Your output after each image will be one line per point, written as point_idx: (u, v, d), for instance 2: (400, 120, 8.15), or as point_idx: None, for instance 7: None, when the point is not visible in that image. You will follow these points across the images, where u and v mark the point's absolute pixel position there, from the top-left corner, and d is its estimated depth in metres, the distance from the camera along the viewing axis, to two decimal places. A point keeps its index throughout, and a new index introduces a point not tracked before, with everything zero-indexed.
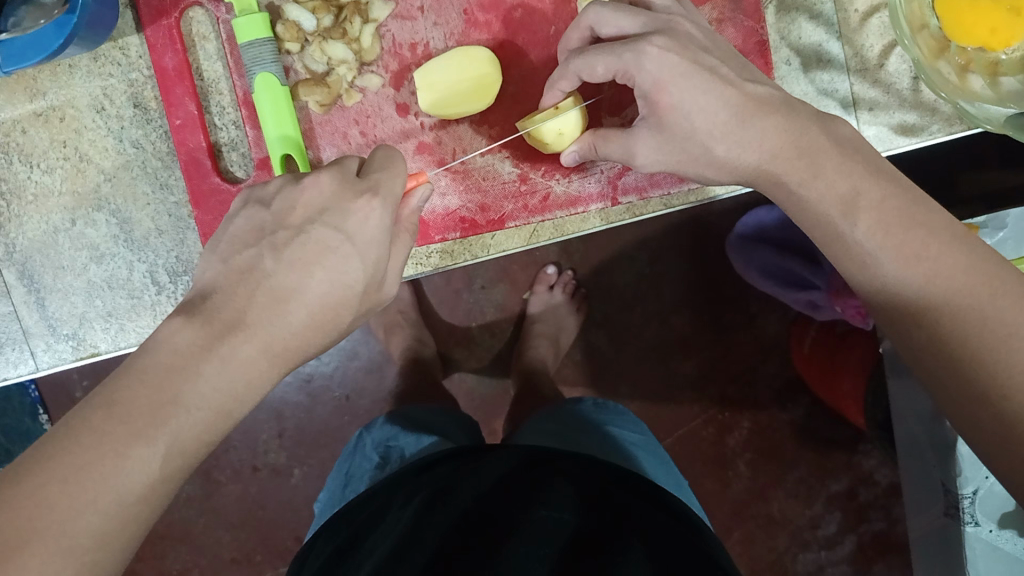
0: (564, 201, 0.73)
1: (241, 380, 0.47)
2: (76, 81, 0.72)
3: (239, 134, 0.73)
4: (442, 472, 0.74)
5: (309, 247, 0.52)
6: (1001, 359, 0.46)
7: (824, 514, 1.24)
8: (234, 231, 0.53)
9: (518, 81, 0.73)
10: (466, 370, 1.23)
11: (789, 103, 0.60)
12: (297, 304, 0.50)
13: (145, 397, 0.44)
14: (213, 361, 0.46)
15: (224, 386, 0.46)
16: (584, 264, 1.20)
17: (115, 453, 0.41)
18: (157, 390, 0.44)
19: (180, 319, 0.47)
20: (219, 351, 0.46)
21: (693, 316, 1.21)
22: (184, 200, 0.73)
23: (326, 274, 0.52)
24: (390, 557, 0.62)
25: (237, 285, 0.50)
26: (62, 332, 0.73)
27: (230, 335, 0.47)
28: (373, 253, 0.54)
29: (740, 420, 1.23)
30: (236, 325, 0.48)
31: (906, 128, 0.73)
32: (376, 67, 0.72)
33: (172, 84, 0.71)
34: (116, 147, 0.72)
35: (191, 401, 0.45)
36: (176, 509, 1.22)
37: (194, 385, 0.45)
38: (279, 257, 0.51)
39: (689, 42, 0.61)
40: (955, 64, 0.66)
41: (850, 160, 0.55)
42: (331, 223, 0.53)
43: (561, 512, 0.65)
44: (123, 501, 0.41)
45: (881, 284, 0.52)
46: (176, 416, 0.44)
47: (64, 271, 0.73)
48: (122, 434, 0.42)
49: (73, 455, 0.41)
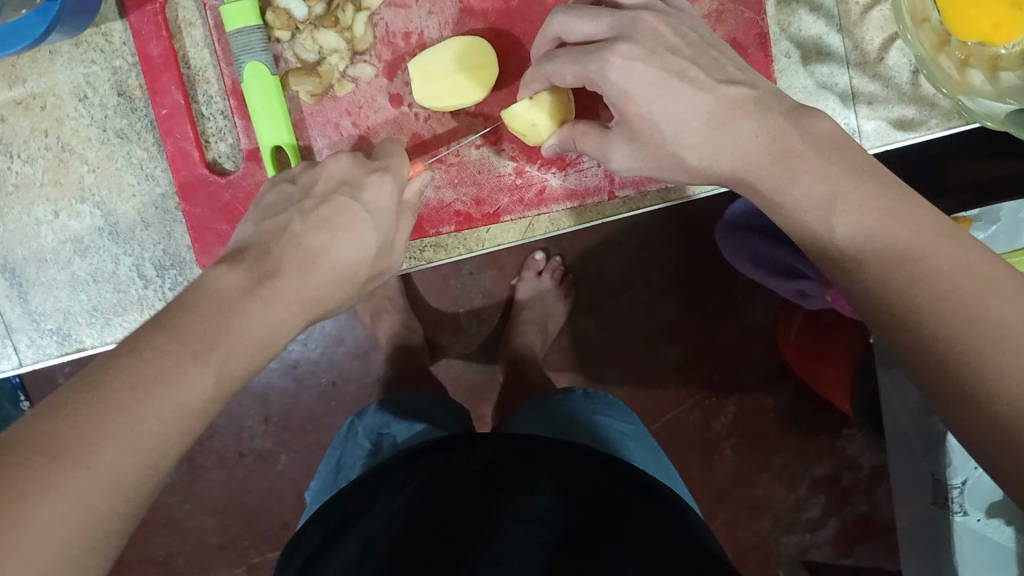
0: (559, 195, 0.72)
1: (272, 324, 0.49)
2: (58, 68, 0.70)
3: (227, 123, 0.71)
4: (434, 458, 0.73)
5: (334, 211, 0.57)
6: (990, 362, 0.42)
7: (807, 498, 1.24)
8: (267, 202, 0.59)
9: (514, 71, 0.72)
10: (453, 356, 1.23)
11: (761, 104, 0.58)
12: (324, 261, 0.55)
13: (198, 324, 0.45)
14: (255, 302, 0.49)
15: (265, 325, 0.48)
16: (571, 250, 1.20)
17: (179, 366, 0.42)
18: (210, 321, 0.45)
19: (225, 267, 0.50)
20: (260, 293, 0.49)
21: (680, 303, 1.21)
22: (171, 191, 0.71)
23: (346, 237, 0.57)
24: (382, 543, 0.62)
25: (268, 252, 0.53)
26: (47, 327, 0.72)
27: (266, 283, 0.50)
28: (385, 221, 0.60)
29: (725, 405, 1.24)
30: (271, 275, 0.51)
31: (905, 122, 0.73)
32: (370, 56, 0.70)
33: (158, 71, 0.68)
34: (99, 137, 0.70)
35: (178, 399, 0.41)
36: (161, 494, 1.21)
37: (240, 319, 0.47)
38: (305, 220, 0.56)
39: (656, 45, 0.60)
40: (955, 58, 0.66)
41: (827, 162, 0.54)
42: (350, 195, 0.59)
43: (552, 498, 0.65)
44: (182, 413, 0.41)
45: (859, 280, 0.50)
46: (227, 341, 0.45)
47: (47, 264, 0.71)
48: (182, 352, 0.43)
49: (142, 363, 0.41)
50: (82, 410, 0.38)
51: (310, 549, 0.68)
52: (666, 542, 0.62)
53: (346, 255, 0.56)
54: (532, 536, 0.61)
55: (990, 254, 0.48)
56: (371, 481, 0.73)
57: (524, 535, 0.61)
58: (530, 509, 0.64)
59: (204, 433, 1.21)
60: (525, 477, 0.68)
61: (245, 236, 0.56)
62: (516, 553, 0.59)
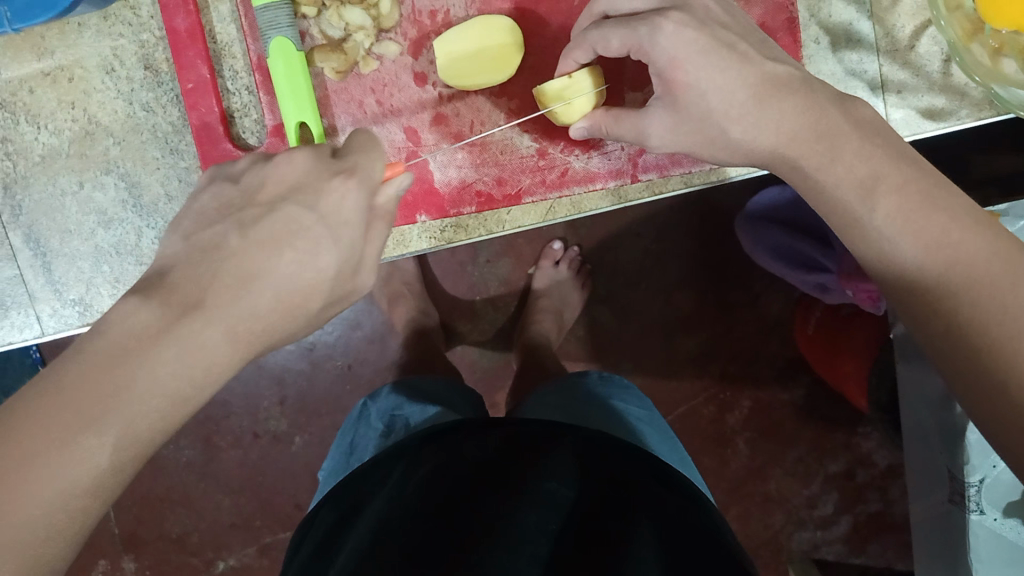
0: (581, 176, 0.72)
1: (199, 366, 0.45)
2: (85, 40, 0.70)
3: (252, 99, 0.72)
4: (446, 442, 0.73)
5: (279, 226, 0.50)
6: (1017, 351, 0.44)
7: (820, 494, 1.24)
8: (201, 206, 0.52)
9: (539, 51, 0.72)
10: (468, 343, 1.23)
11: (807, 83, 0.58)
12: (262, 285, 0.48)
13: (91, 385, 0.41)
14: (169, 345, 0.43)
15: (180, 373, 0.44)
16: (590, 240, 1.19)
17: (57, 444, 0.39)
18: (107, 377, 0.41)
19: (136, 300, 0.44)
20: (176, 335, 0.44)
21: (697, 294, 1.21)
22: (195, 164, 0.72)
23: (294, 254, 0.50)
24: (393, 525, 0.62)
25: (200, 264, 0.47)
26: (69, 297, 0.72)
27: (186, 318, 0.45)
28: (344, 236, 0.53)
29: (740, 399, 1.23)
30: (193, 308, 0.45)
31: (934, 111, 0.72)
32: (395, 34, 0.70)
33: (183, 46, 0.68)
34: (126, 110, 0.71)
35: (163, 386, 0.43)
36: (176, 472, 1.22)
37: (146, 373, 0.42)
38: (244, 235, 0.49)
39: (704, 18, 0.59)
40: (988, 46, 0.65)
41: (870, 144, 0.53)
42: (303, 203, 0.52)
43: (565, 487, 0.64)
44: (69, 492, 0.39)
45: (895, 268, 0.51)
46: (127, 404, 0.41)
47: (70, 235, 0.72)
48: (65, 425, 0.39)
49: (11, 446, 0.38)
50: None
51: (323, 532, 0.68)
52: None
53: (291, 274, 0.50)
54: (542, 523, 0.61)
55: (1004, 244, 0.48)
56: (384, 462, 0.73)
57: (535, 524, 0.60)
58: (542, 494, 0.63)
59: (220, 413, 1.22)
60: (537, 461, 0.68)
61: (171, 253, 0.49)
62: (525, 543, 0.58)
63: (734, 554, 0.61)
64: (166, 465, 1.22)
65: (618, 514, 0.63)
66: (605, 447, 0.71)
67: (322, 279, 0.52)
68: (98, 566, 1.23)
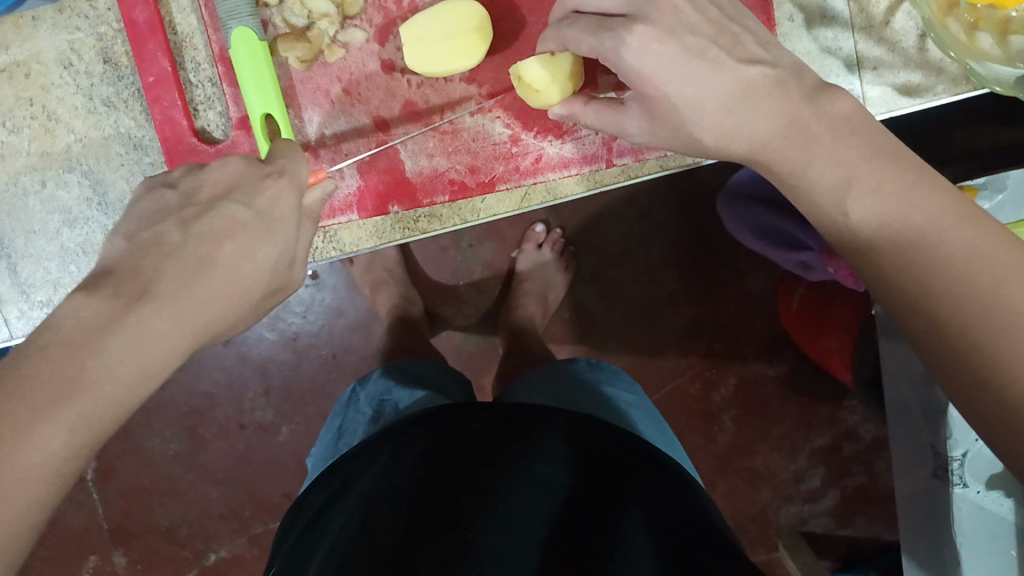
0: (556, 163, 0.71)
1: (148, 355, 0.46)
2: (41, 34, 0.68)
3: (215, 91, 0.70)
4: (437, 425, 0.72)
5: (220, 221, 0.52)
6: (1001, 348, 0.42)
7: (807, 468, 1.24)
8: (144, 209, 0.53)
9: (509, 34, 0.70)
10: (453, 328, 1.22)
11: (781, 85, 0.56)
12: (208, 278, 0.50)
13: (49, 370, 0.42)
14: (120, 334, 0.45)
15: (135, 359, 0.45)
16: (573, 220, 1.20)
17: (22, 428, 0.40)
18: (61, 367, 0.43)
19: (83, 294, 0.46)
20: (126, 323, 0.46)
21: (679, 274, 1.20)
22: (160, 160, 0.70)
23: (235, 247, 0.52)
24: (383, 505, 0.61)
25: (146, 261, 0.49)
26: (37, 298, 0.71)
27: (137, 306, 0.46)
28: (282, 229, 0.54)
29: (725, 376, 1.23)
30: (144, 295, 0.47)
31: (911, 88, 0.71)
32: (360, 21, 0.69)
33: (143, 38, 0.66)
34: (86, 105, 0.69)
35: (111, 368, 0.44)
36: (163, 465, 1.21)
37: (99, 358, 0.44)
38: (187, 231, 0.51)
39: (675, 23, 0.56)
40: (965, 22, 0.63)
41: (843, 146, 0.52)
42: (242, 200, 0.53)
43: (558, 469, 0.64)
44: (41, 470, 0.41)
45: (870, 254, 0.49)
46: (86, 388, 0.43)
47: (35, 235, 0.70)
48: (33, 406, 0.41)
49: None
50: None
51: (310, 514, 0.68)
52: (668, 518, 0.61)
53: (242, 267, 0.52)
54: (535, 509, 0.60)
55: (984, 232, 0.46)
56: (374, 444, 0.72)
57: (528, 507, 0.60)
58: (533, 477, 0.63)
59: (205, 404, 1.21)
60: (528, 443, 0.67)
61: (114, 251, 0.50)
62: (519, 523, 0.59)
63: (726, 536, 0.61)
64: (152, 458, 1.21)
65: (613, 495, 0.63)
66: (598, 428, 0.71)
67: (262, 271, 0.53)
68: (89, 561, 1.22)
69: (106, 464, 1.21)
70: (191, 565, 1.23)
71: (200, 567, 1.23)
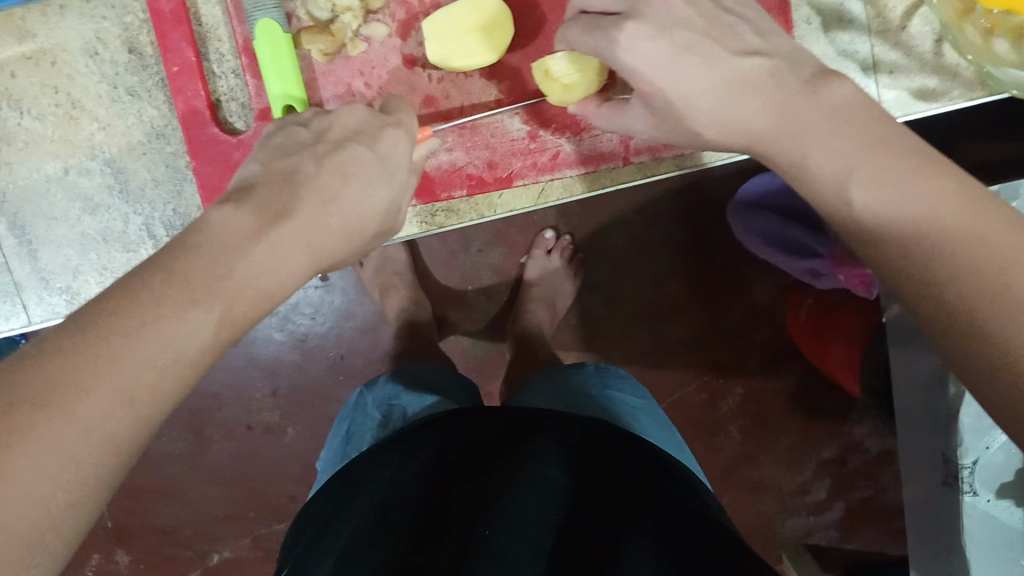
0: (574, 159, 0.71)
1: (285, 270, 0.46)
2: (67, 24, 0.69)
3: (238, 83, 0.71)
4: (446, 429, 0.71)
5: (347, 157, 0.54)
6: (1005, 335, 0.39)
7: (812, 481, 1.24)
8: (275, 143, 0.55)
9: (527, 31, 0.70)
10: (461, 333, 1.23)
11: (785, 78, 0.55)
12: (337, 207, 0.51)
13: (200, 269, 0.42)
14: (265, 244, 0.46)
15: (272, 273, 0.46)
16: (583, 229, 1.20)
17: (174, 316, 0.39)
18: (215, 264, 0.43)
19: (230, 205, 0.47)
20: (270, 235, 0.46)
21: (689, 283, 1.20)
22: (181, 151, 0.71)
23: (364, 183, 0.54)
24: (393, 509, 0.60)
25: (283, 183, 0.50)
26: (56, 285, 0.72)
27: (277, 224, 0.47)
28: (398, 173, 0.57)
29: (732, 386, 1.23)
30: (285, 215, 0.48)
31: (926, 92, 0.71)
32: (382, 15, 0.69)
33: (169, 28, 0.67)
34: (110, 94, 0.70)
35: (252, 278, 0.44)
36: (169, 464, 1.21)
37: (246, 264, 0.44)
38: (319, 163, 0.53)
39: (669, 24, 0.57)
40: (981, 27, 0.63)
41: (840, 136, 0.50)
42: (365, 142, 0.56)
43: (566, 471, 0.63)
44: (177, 366, 0.39)
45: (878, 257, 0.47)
46: (231, 290, 0.43)
47: (57, 222, 0.71)
48: (179, 299, 0.40)
49: (131, 311, 0.38)
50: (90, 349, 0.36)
51: (319, 517, 0.67)
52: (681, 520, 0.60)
53: (361, 201, 0.53)
54: (544, 514, 0.59)
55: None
56: (383, 448, 0.71)
57: (537, 511, 0.59)
58: (543, 483, 0.61)
59: (213, 404, 1.21)
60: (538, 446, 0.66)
61: (249, 174, 0.52)
62: (529, 528, 0.57)
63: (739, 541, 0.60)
64: (159, 457, 1.21)
65: (625, 497, 0.61)
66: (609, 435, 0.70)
67: (377, 210, 0.55)
68: (93, 558, 1.23)
69: None
70: (194, 565, 1.23)
71: (203, 568, 1.23)
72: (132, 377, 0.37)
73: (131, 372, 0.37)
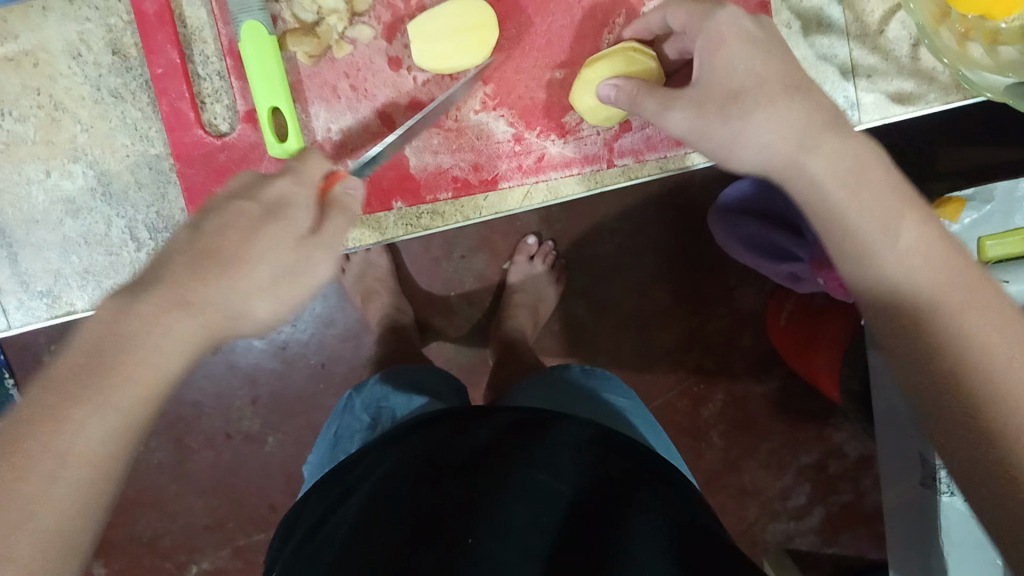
0: (559, 162, 0.72)
1: (209, 327, 0.48)
2: (49, 24, 0.69)
3: (223, 84, 0.71)
4: (441, 427, 0.70)
5: (274, 200, 0.54)
6: None
7: (793, 485, 1.25)
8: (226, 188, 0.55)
9: (513, 35, 0.71)
10: (445, 339, 1.23)
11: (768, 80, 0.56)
12: (264, 250, 0.51)
13: (86, 358, 0.44)
14: (160, 314, 0.46)
15: (192, 331, 0.48)
16: (566, 236, 1.20)
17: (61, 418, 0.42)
18: (97, 356, 0.44)
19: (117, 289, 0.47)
20: (175, 307, 0.47)
21: (671, 288, 1.21)
22: (165, 152, 0.71)
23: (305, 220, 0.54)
24: (387, 506, 0.59)
25: (218, 232, 0.51)
26: (37, 289, 0.72)
27: (177, 290, 0.48)
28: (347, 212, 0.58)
29: (714, 391, 1.24)
30: (179, 284, 0.48)
31: (904, 95, 0.73)
32: (368, 18, 0.70)
33: (153, 29, 0.67)
34: (93, 96, 0.69)
35: (163, 349, 0.46)
36: (147, 475, 1.20)
37: (137, 340, 0.45)
38: (229, 213, 0.53)
39: None
40: (956, 32, 0.66)
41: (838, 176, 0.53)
42: (287, 181, 0.55)
43: (560, 476, 0.62)
44: (96, 451, 0.43)
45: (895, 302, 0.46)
46: (136, 371, 0.45)
47: (38, 224, 0.71)
48: (68, 395, 0.43)
49: (62, 427, 0.42)
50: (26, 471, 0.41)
51: (310, 518, 0.67)
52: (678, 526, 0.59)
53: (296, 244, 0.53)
54: (538, 518, 0.58)
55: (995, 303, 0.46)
56: (376, 447, 0.71)
57: (532, 515, 0.58)
58: (540, 487, 0.60)
59: (192, 413, 1.19)
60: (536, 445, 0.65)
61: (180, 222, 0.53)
62: (523, 533, 0.57)
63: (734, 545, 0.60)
64: (137, 467, 1.20)
65: (618, 504, 0.60)
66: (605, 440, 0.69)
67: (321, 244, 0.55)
68: None
69: None
70: None
71: None
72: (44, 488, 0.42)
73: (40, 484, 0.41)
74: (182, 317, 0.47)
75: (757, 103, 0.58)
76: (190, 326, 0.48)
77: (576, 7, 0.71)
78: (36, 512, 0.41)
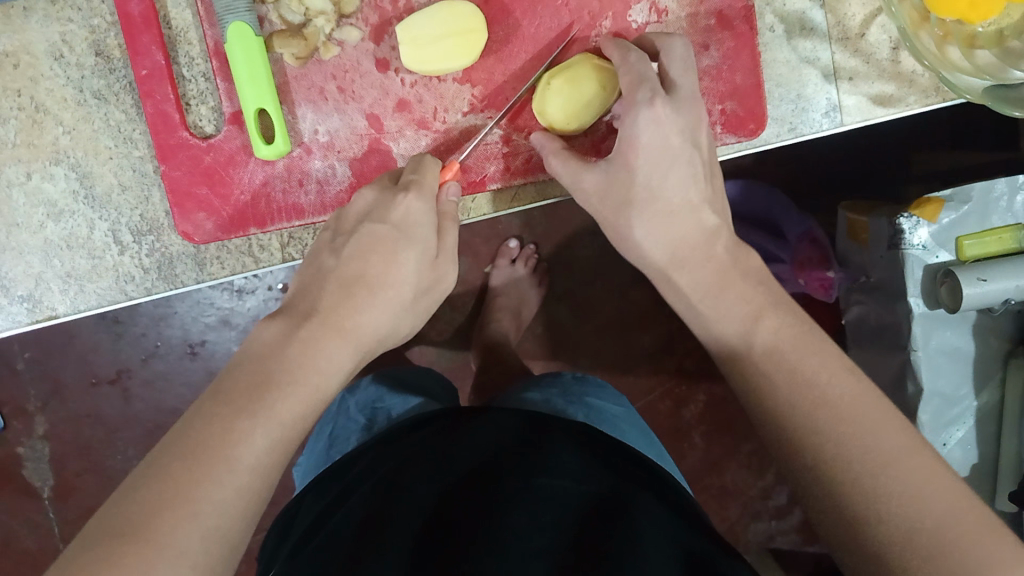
0: (546, 163, 0.72)
1: (328, 361, 0.52)
2: (31, 25, 0.68)
3: (208, 86, 0.70)
4: (438, 436, 0.69)
5: (367, 240, 0.58)
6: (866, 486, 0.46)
7: (774, 484, 1.26)
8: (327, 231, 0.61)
9: (501, 37, 0.71)
10: (426, 343, 1.23)
11: None
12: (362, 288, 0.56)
13: (243, 382, 0.48)
14: (294, 346, 0.51)
15: (320, 366, 0.51)
16: (548, 240, 1.20)
17: (222, 429, 0.45)
18: (258, 373, 0.48)
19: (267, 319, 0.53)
20: (299, 337, 0.51)
21: (651, 291, 1.22)
22: (149, 154, 0.70)
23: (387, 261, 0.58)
24: (383, 516, 0.58)
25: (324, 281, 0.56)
26: (17, 293, 0.71)
27: (306, 324, 0.52)
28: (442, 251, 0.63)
29: (695, 393, 1.25)
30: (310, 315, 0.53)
31: (885, 98, 0.74)
32: (356, 20, 0.69)
33: (137, 30, 0.67)
34: (76, 97, 0.69)
35: (303, 376, 0.50)
36: None
37: (277, 364, 0.49)
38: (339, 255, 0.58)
39: None
40: (935, 36, 0.67)
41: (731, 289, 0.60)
42: (380, 220, 0.59)
43: (560, 478, 0.60)
44: (234, 470, 0.44)
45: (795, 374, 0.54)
46: (276, 396, 0.48)
47: (18, 228, 0.70)
48: (225, 413, 0.45)
49: (203, 436, 0.44)
50: (168, 478, 0.42)
51: (303, 524, 0.66)
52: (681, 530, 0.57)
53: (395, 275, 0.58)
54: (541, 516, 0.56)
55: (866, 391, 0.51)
56: (371, 457, 0.70)
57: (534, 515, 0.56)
58: (541, 488, 0.58)
59: (170, 421, 1.18)
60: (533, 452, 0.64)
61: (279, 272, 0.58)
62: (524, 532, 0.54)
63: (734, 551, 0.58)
64: (114, 476, 1.18)
65: (620, 502, 0.58)
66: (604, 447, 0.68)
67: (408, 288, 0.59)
68: None
69: (65, 483, 1.18)
70: None
71: None
72: (201, 498, 0.42)
73: (198, 494, 0.42)
74: (338, 340, 0.53)
75: (648, 211, 0.65)
76: (343, 348, 0.53)
77: (562, 10, 0.71)
78: (198, 518, 0.41)
